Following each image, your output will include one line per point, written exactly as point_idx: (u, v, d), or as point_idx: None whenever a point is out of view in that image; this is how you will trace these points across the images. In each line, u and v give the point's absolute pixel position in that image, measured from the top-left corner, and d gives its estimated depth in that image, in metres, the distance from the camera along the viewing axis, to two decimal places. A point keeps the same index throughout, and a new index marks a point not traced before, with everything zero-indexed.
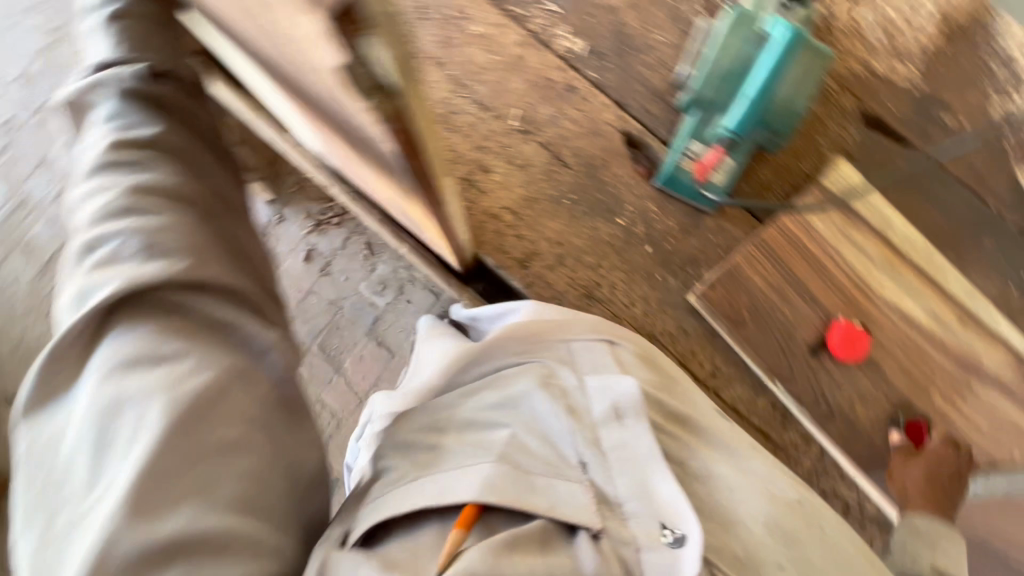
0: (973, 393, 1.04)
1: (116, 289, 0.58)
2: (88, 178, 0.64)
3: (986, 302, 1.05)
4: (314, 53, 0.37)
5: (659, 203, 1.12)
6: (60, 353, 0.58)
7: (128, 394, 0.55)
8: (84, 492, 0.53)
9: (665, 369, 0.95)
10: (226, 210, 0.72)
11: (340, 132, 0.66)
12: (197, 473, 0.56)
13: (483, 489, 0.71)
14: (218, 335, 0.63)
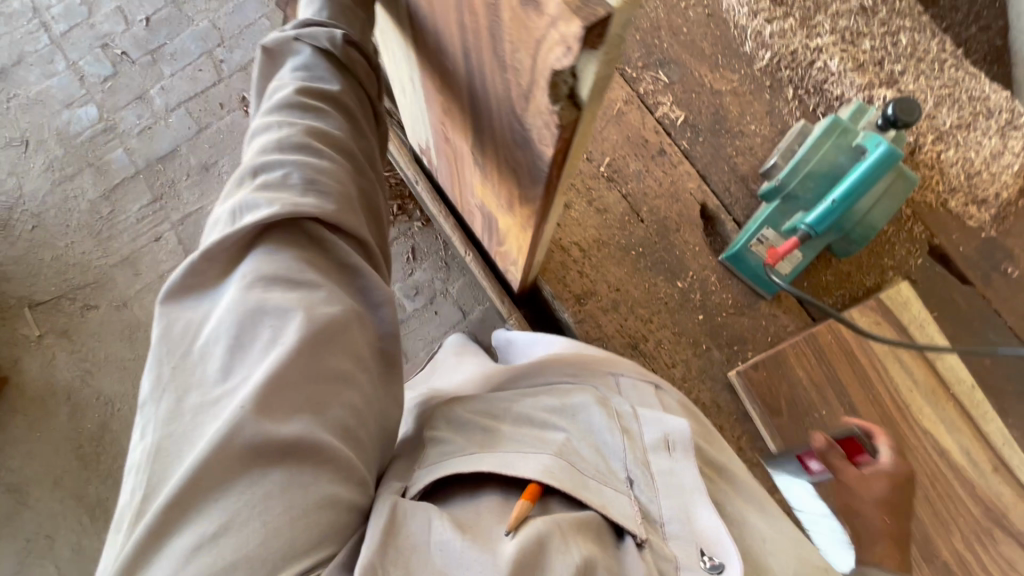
0: (996, 543, 1.02)
1: (277, 209, 0.63)
2: (269, 116, 0.71)
3: (1020, 453, 1.06)
4: (533, 63, 0.42)
5: (720, 277, 1.16)
6: (213, 254, 0.63)
7: (270, 303, 0.59)
8: (213, 384, 0.55)
9: (707, 427, 0.89)
10: (370, 170, 0.78)
11: (473, 139, 0.72)
12: (311, 391, 0.57)
13: (543, 471, 0.66)
14: (346, 277, 0.67)
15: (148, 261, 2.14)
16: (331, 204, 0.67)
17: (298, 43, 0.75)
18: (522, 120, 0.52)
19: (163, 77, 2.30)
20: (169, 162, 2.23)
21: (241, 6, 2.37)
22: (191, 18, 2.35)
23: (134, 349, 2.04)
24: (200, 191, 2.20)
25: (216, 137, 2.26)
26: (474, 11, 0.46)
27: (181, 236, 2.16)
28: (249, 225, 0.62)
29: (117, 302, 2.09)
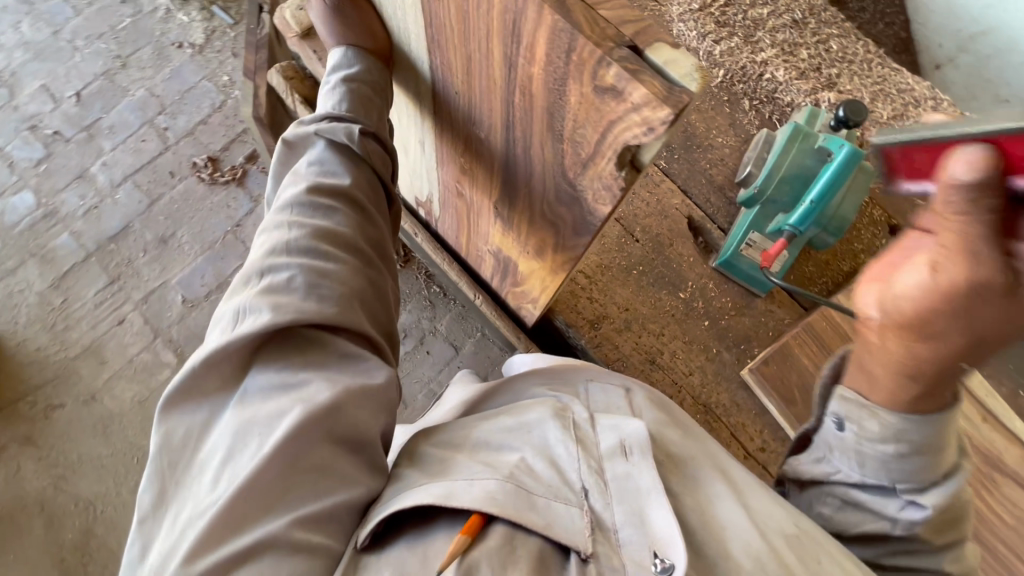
0: (999, 487, 1.12)
1: (272, 319, 0.63)
2: (279, 215, 0.72)
3: (1001, 401, 1.17)
4: (602, 138, 0.46)
5: (716, 283, 1.23)
6: (212, 364, 0.63)
7: (263, 412, 0.61)
8: (206, 493, 0.58)
9: (686, 421, 0.84)
10: (380, 260, 0.78)
11: (499, 196, 0.75)
12: (295, 489, 0.58)
13: (484, 497, 0.60)
14: (345, 364, 0.67)
15: (113, 348, 1.97)
16: (337, 309, 0.67)
17: (316, 136, 0.75)
18: (572, 182, 0.56)
19: (103, 152, 2.18)
20: (122, 241, 2.09)
21: (177, 70, 2.28)
22: (126, 88, 2.25)
23: (109, 443, 1.86)
24: (160, 265, 2.06)
25: (170, 208, 2.12)
26: (529, 93, 0.49)
27: (145, 315, 2.00)
28: (246, 335, 0.63)
29: (85, 396, 1.91)
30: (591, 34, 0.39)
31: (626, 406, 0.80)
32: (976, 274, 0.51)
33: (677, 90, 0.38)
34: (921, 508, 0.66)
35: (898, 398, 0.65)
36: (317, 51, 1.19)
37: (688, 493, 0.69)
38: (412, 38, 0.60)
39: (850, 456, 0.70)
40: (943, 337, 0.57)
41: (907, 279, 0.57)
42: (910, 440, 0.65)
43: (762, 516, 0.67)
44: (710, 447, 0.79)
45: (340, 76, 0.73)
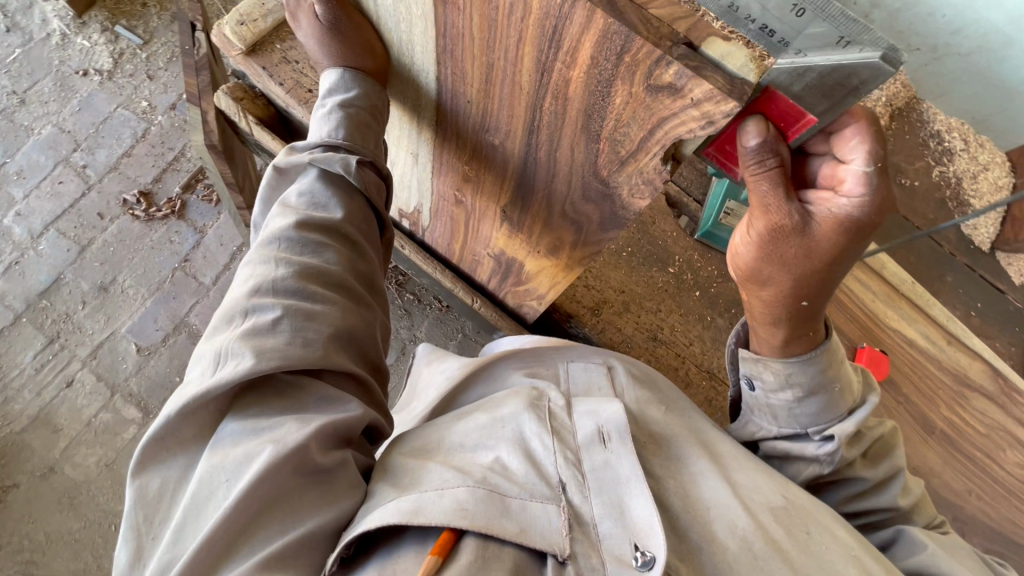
0: (972, 402, 1.22)
1: (250, 368, 0.51)
2: (264, 250, 0.59)
3: (958, 323, 1.29)
4: (649, 135, 0.46)
5: (701, 253, 1.26)
6: (189, 412, 0.51)
7: (230, 459, 0.49)
8: (167, 554, 0.47)
9: (672, 395, 0.78)
10: (372, 297, 0.66)
11: (511, 200, 0.73)
12: (267, 533, 0.48)
13: (454, 509, 0.51)
14: (328, 409, 0.54)
15: (65, 413, 1.72)
16: (326, 355, 0.55)
17: (308, 166, 0.64)
18: (605, 180, 0.56)
19: (15, 201, 1.93)
20: (54, 295, 1.84)
21: (87, 101, 2.06)
22: (31, 127, 2.01)
23: (79, 516, 1.60)
24: (104, 315, 1.82)
25: (104, 252, 1.89)
26: (563, 96, 0.49)
27: (97, 370, 1.76)
28: (223, 385, 0.50)
29: (42, 470, 1.65)
30: (648, 34, 0.39)
31: (607, 386, 0.75)
32: (778, 217, 0.54)
33: (737, 82, 0.39)
34: (833, 441, 0.67)
35: (772, 346, 0.69)
36: (267, 68, 1.11)
37: (669, 476, 0.62)
38: (418, 51, 0.59)
39: (765, 412, 0.73)
40: (781, 279, 0.62)
41: (740, 238, 0.63)
42: (801, 383, 0.68)
43: (747, 490, 0.61)
44: (693, 423, 0.72)
45: (336, 103, 0.65)
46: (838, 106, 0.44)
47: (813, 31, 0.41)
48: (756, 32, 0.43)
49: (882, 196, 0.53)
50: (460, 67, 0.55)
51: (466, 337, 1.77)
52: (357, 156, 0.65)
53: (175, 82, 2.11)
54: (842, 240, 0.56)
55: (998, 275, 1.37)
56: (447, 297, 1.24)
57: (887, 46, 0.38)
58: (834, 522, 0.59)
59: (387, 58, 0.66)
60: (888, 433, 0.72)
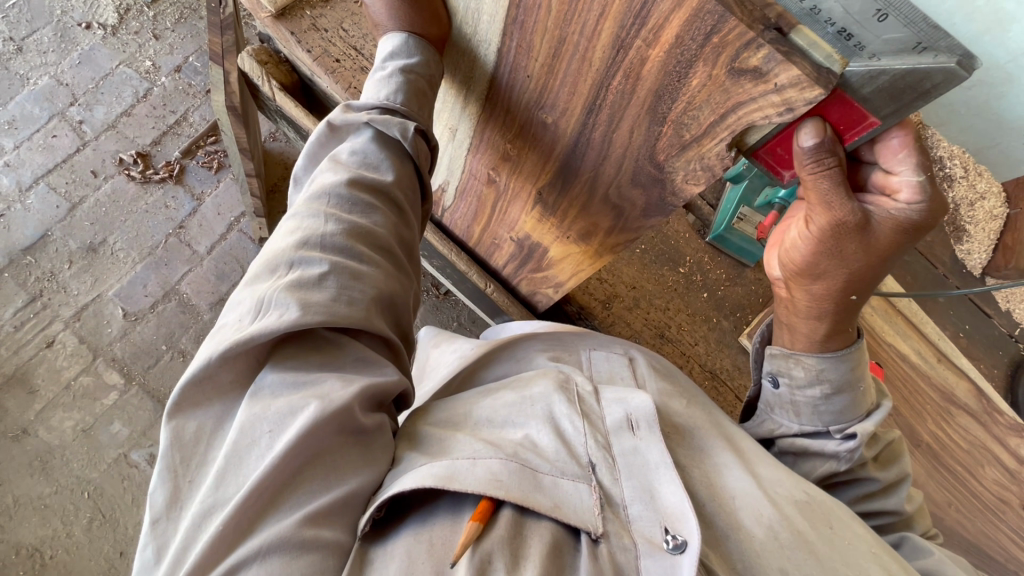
0: (955, 418, 1.22)
1: (294, 319, 0.49)
2: (311, 205, 0.58)
3: (946, 340, 1.29)
4: (720, 120, 0.48)
5: (711, 256, 1.25)
6: (231, 357, 0.49)
7: (273, 408, 0.48)
8: (204, 497, 0.45)
9: (691, 389, 0.76)
10: (410, 267, 0.65)
11: (550, 181, 0.74)
12: (311, 486, 0.47)
13: (488, 479, 0.49)
14: (367, 370, 0.53)
15: (44, 374, 1.65)
16: (369, 317, 0.54)
17: (364, 125, 0.64)
18: (659, 164, 0.58)
19: (5, 151, 1.85)
20: (40, 252, 1.76)
21: (88, 54, 1.98)
22: (25, 76, 1.93)
23: (51, 480, 1.54)
24: (91, 277, 1.75)
25: (96, 212, 1.82)
26: (635, 75, 0.50)
27: (81, 333, 1.70)
28: (269, 333, 0.49)
29: (14, 432, 1.58)
30: (742, 16, 0.41)
31: (629, 376, 0.74)
32: (835, 215, 0.56)
33: (824, 71, 0.41)
34: (855, 439, 0.69)
35: (811, 341, 0.72)
36: (296, 34, 1.07)
37: (694, 465, 0.61)
38: (484, 20, 0.60)
39: (787, 410, 0.75)
40: (830, 274, 0.64)
41: (795, 234, 0.65)
42: (831, 379, 0.70)
43: (768, 483, 0.60)
44: (715, 415, 0.71)
45: (396, 67, 0.66)
46: (904, 110, 0.43)
47: (890, 36, 0.40)
48: (832, 36, 0.43)
49: (937, 201, 0.55)
50: (533, 41, 0.56)
51: (461, 326, 1.74)
52: (413, 123, 0.66)
53: (182, 44, 2.04)
54: (898, 239, 0.58)
55: (988, 301, 1.42)
56: (459, 281, 1.23)
57: (964, 53, 0.38)
58: (852, 518, 0.59)
59: (449, 27, 0.67)
60: (900, 441, 0.75)
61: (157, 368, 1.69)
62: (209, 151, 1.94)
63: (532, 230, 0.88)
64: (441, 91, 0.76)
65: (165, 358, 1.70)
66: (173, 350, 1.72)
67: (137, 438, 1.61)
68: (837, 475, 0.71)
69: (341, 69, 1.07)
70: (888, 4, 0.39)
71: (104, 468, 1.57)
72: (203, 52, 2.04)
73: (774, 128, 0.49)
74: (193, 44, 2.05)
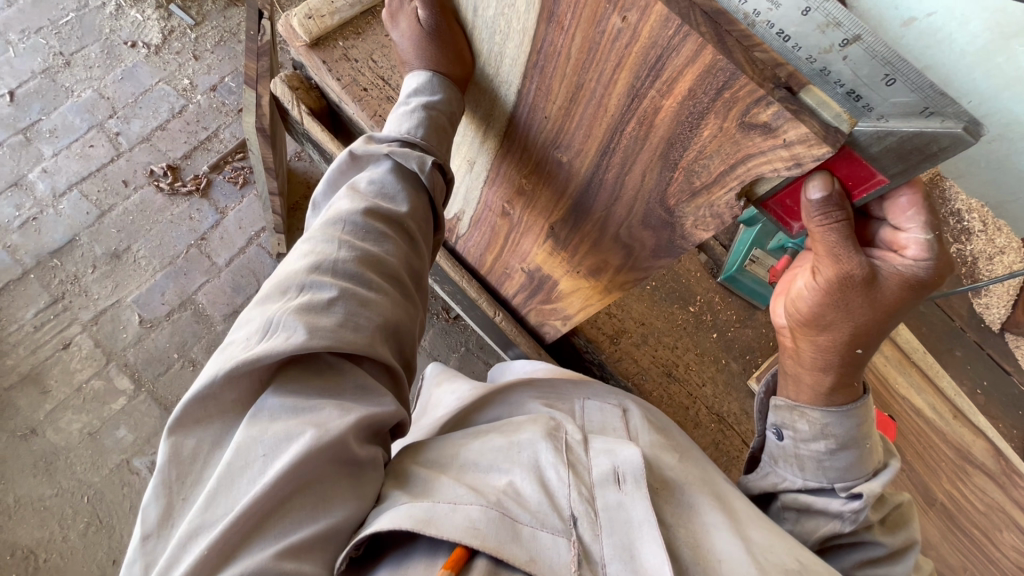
0: (971, 478, 1.17)
1: (303, 342, 0.50)
2: (327, 230, 0.60)
3: (964, 397, 1.25)
4: (730, 169, 0.49)
5: (721, 297, 1.23)
6: (235, 376, 0.50)
7: (271, 432, 0.48)
8: (194, 516, 0.45)
9: (687, 444, 0.75)
10: (417, 295, 0.67)
11: (562, 217, 0.75)
12: (298, 515, 0.47)
13: (465, 527, 0.49)
14: (365, 399, 0.54)
15: (57, 375, 1.68)
16: (373, 344, 0.55)
17: (385, 156, 0.68)
18: (670, 208, 0.59)
19: (44, 158, 1.92)
20: (67, 255, 1.81)
21: (131, 71, 2.07)
22: (71, 88, 2.02)
23: (53, 482, 1.56)
24: (112, 282, 1.80)
25: (123, 220, 1.88)
26: (648, 122, 0.52)
27: (97, 337, 1.73)
28: (275, 355, 0.50)
29: (22, 431, 1.60)
30: (753, 75, 0.42)
31: (623, 428, 0.73)
32: (844, 268, 0.56)
33: (832, 129, 0.42)
34: (860, 499, 0.67)
35: (816, 395, 0.70)
36: (328, 63, 1.12)
37: (679, 525, 0.59)
38: (506, 63, 0.62)
39: (791, 463, 0.73)
40: (836, 326, 0.64)
41: (802, 284, 0.65)
42: (835, 435, 0.69)
43: (759, 548, 0.58)
44: (708, 472, 0.70)
45: (419, 103, 0.69)
46: (911, 170, 0.43)
47: (898, 99, 0.40)
48: (841, 97, 0.43)
49: (943, 259, 0.55)
50: (552, 81, 0.57)
51: (468, 352, 1.74)
52: (434, 157, 0.69)
53: (220, 65, 2.14)
54: (903, 297, 0.58)
55: (1009, 359, 1.38)
56: (468, 306, 1.24)
57: (970, 119, 0.38)
58: None
59: (473, 66, 0.70)
60: (910, 504, 0.73)
61: (167, 375, 1.71)
62: (236, 167, 2.01)
63: (543, 262, 0.89)
64: (461, 125, 0.78)
65: (175, 366, 1.72)
66: (184, 358, 1.74)
67: (141, 444, 1.63)
68: (840, 536, 0.68)
69: (368, 98, 1.12)
70: (895, 70, 0.39)
71: (106, 472, 1.58)
72: (239, 73, 2.13)
73: (784, 179, 0.50)
74: (230, 66, 2.15)
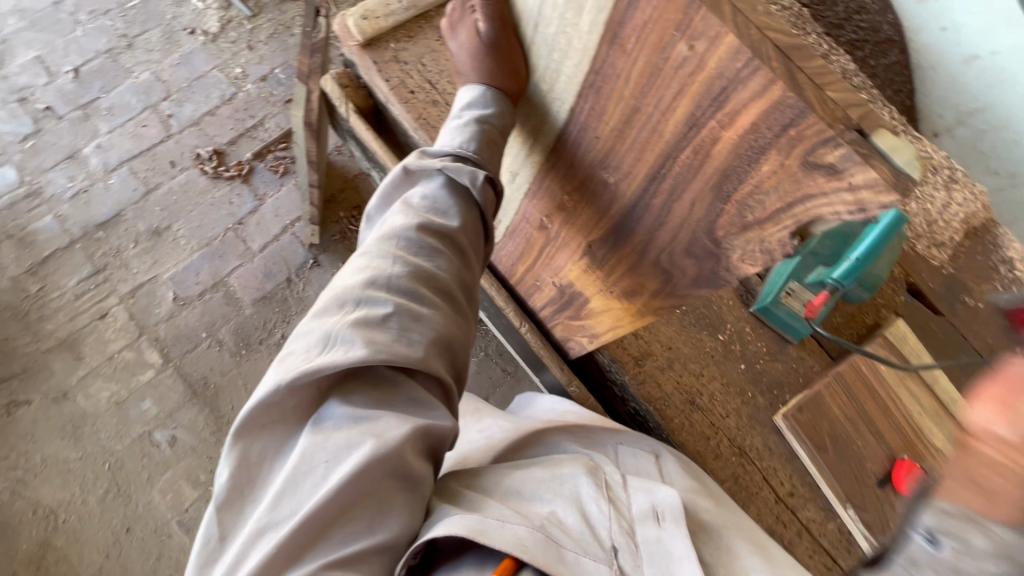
0: None
1: (364, 355, 0.53)
2: (382, 245, 0.64)
3: None
4: (787, 207, 0.48)
5: (752, 327, 1.20)
6: (297, 387, 0.52)
7: (333, 440, 0.51)
8: (262, 517, 0.49)
9: (717, 493, 0.78)
10: (468, 308, 0.70)
11: (602, 237, 0.75)
12: (357, 523, 0.50)
13: (514, 542, 0.50)
14: (420, 410, 0.57)
15: (91, 343, 1.74)
16: (427, 359, 0.58)
17: (438, 171, 0.71)
18: (716, 240, 0.58)
19: (99, 134, 2.00)
20: (111, 229, 1.88)
21: (188, 57, 2.15)
22: (130, 69, 2.10)
23: (79, 447, 1.62)
24: (151, 258, 1.86)
25: (167, 199, 1.94)
26: (704, 153, 0.51)
27: (132, 310, 1.79)
28: (336, 367, 0.52)
29: (55, 394, 1.67)
30: (823, 114, 0.40)
31: (656, 472, 0.76)
32: None
33: (903, 177, 0.40)
34: None
35: None
36: (378, 63, 1.14)
37: (719, 564, 0.58)
38: (562, 80, 0.61)
39: None
40: None
41: None
42: None
43: None
44: (737, 518, 0.71)
45: (472, 117, 0.71)
46: None
47: None
48: None
49: None
50: (610, 102, 0.56)
51: (487, 357, 1.74)
52: (486, 172, 0.71)
53: (271, 56, 2.20)
54: None
55: None
56: (494, 314, 1.24)
57: None
58: None
59: (527, 82, 0.68)
60: None
61: (194, 353, 1.76)
62: (278, 156, 2.05)
63: (575, 277, 0.88)
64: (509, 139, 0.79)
65: (203, 345, 1.77)
66: (211, 338, 1.78)
67: (163, 418, 1.67)
68: None
69: (414, 101, 1.14)
70: None
71: (128, 442, 1.64)
72: (289, 65, 2.18)
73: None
74: (281, 57, 2.20)
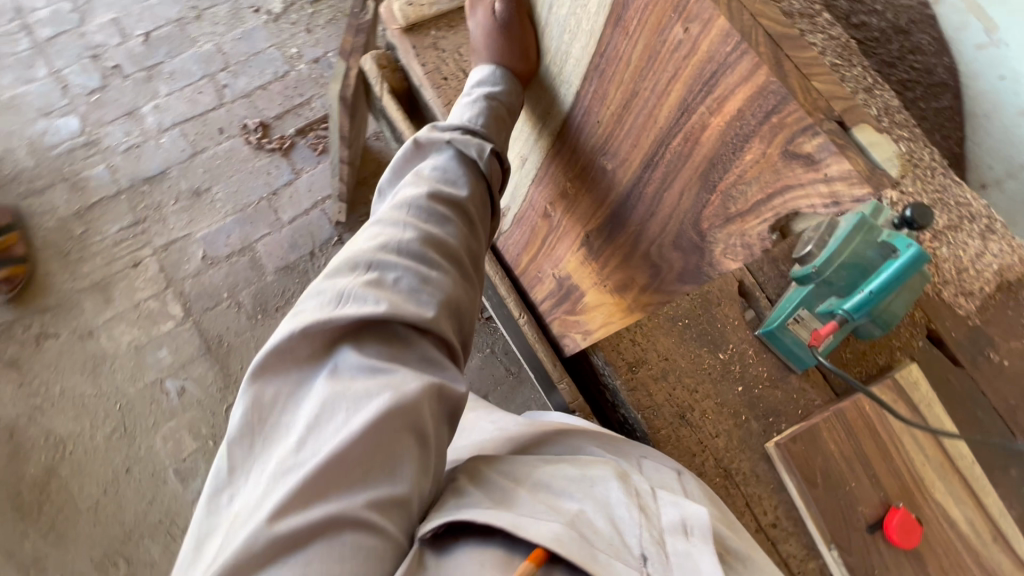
0: None
1: (383, 309, 0.57)
2: (393, 213, 0.66)
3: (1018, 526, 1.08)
4: (766, 199, 0.48)
5: (756, 350, 1.16)
6: (310, 335, 0.55)
7: (353, 389, 0.53)
8: (284, 458, 0.49)
9: (730, 517, 0.78)
10: (474, 275, 0.72)
11: (597, 227, 0.76)
12: (377, 473, 0.51)
13: (550, 536, 0.49)
14: (430, 367, 0.59)
15: (122, 288, 1.83)
16: (437, 319, 0.61)
17: (446, 144, 0.73)
18: (702, 232, 0.58)
19: (158, 95, 2.12)
20: (156, 184, 1.99)
21: (250, 33, 2.26)
22: (195, 39, 2.23)
23: (96, 384, 1.70)
24: (188, 217, 1.95)
25: (210, 163, 2.04)
26: (694, 140, 0.52)
27: (163, 263, 1.88)
28: (348, 318, 0.56)
29: (82, 332, 1.76)
30: (804, 102, 0.40)
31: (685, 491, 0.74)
32: None
33: (880, 172, 0.40)
34: None
35: None
36: (417, 48, 1.18)
37: None
38: (570, 63, 0.63)
39: None
40: None
41: None
42: None
43: None
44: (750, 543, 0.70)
45: (481, 93, 0.74)
46: None
47: None
48: None
49: None
50: (611, 86, 0.58)
51: (492, 353, 1.75)
52: (492, 147, 0.73)
53: (327, 40, 2.29)
54: None
55: None
56: (498, 304, 1.24)
57: None
58: None
59: (536, 64, 0.72)
60: None
61: (213, 311, 1.83)
62: (319, 134, 2.13)
63: (571, 267, 0.89)
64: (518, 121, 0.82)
65: (223, 304, 1.84)
66: (232, 298, 1.86)
67: (175, 367, 1.74)
68: None
69: (446, 87, 1.17)
70: None
71: (140, 386, 1.71)
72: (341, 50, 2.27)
73: None
74: (335, 42, 2.29)
